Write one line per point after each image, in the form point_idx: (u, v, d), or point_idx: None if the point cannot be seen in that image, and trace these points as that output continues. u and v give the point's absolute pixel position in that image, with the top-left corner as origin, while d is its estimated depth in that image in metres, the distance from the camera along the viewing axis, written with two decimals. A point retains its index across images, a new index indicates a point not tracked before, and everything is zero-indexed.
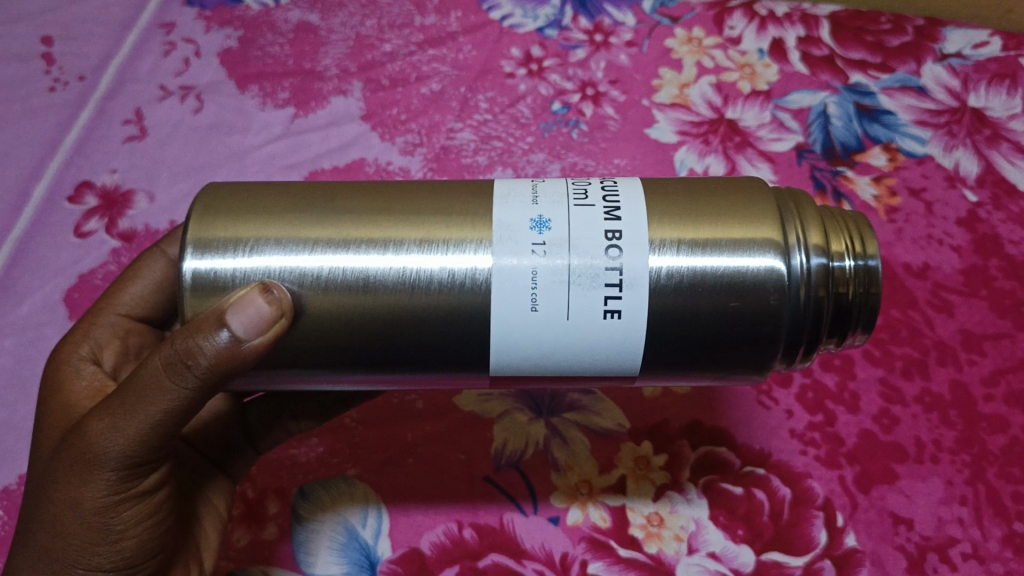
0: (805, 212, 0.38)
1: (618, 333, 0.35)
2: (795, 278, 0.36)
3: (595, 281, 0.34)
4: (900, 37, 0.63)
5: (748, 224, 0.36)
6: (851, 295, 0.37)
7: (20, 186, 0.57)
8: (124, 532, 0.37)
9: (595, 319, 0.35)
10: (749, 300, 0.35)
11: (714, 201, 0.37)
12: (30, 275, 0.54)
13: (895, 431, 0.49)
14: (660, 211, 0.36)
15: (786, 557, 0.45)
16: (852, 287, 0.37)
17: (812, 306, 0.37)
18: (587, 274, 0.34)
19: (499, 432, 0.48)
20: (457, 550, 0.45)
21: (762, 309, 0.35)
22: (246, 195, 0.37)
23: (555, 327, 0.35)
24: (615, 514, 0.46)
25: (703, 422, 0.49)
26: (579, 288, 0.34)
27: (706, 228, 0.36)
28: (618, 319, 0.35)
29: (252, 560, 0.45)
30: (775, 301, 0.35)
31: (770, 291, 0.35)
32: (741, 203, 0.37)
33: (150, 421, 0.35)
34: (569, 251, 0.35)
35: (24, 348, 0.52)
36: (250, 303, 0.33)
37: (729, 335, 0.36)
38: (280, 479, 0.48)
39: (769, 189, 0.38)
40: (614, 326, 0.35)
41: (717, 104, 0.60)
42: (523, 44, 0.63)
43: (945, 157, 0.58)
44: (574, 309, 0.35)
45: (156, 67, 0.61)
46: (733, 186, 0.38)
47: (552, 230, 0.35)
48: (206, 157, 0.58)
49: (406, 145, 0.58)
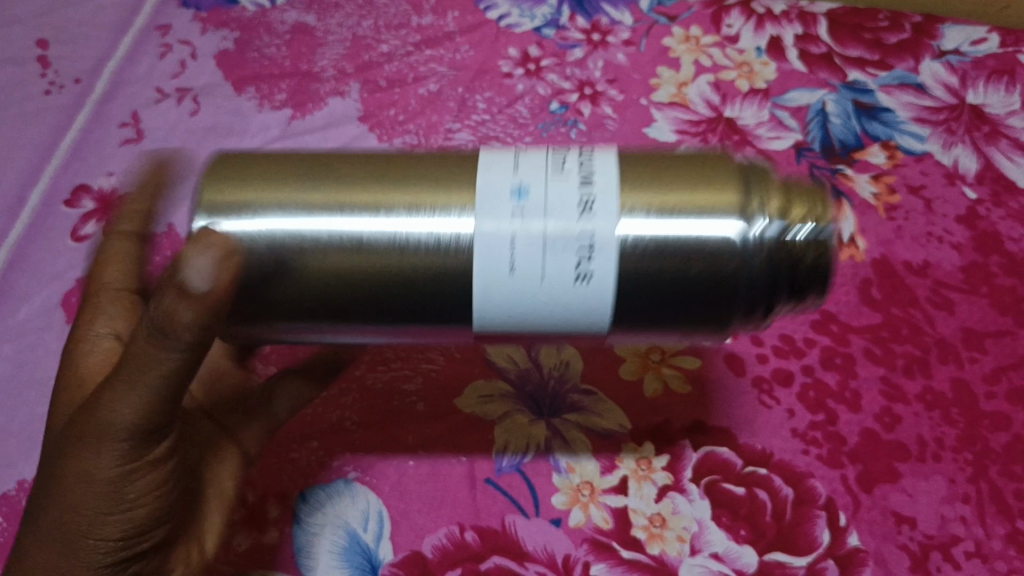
0: (761, 179, 0.36)
1: (590, 301, 0.34)
2: (749, 243, 0.34)
3: (568, 247, 0.33)
4: (898, 34, 0.63)
5: (710, 189, 0.34)
6: (804, 263, 0.35)
7: (16, 191, 0.56)
8: (135, 499, 0.37)
9: (562, 284, 0.33)
10: (704, 267, 0.34)
11: (672, 173, 0.35)
12: (27, 280, 0.53)
13: (897, 429, 0.48)
14: (633, 179, 0.35)
15: (789, 557, 0.45)
16: (805, 254, 0.35)
17: (767, 275, 0.35)
18: (560, 241, 0.33)
19: (500, 433, 0.48)
20: (459, 553, 0.45)
21: (727, 279, 0.34)
22: (243, 157, 0.37)
23: (531, 291, 0.34)
24: (617, 515, 0.46)
25: (707, 422, 0.49)
26: (552, 251, 0.33)
27: (670, 196, 0.34)
28: (590, 284, 0.33)
29: (253, 564, 0.45)
30: (732, 268, 0.34)
31: (731, 259, 0.34)
32: (695, 173, 0.35)
33: (154, 383, 0.35)
34: (545, 215, 0.33)
35: (21, 354, 0.51)
36: (198, 251, 0.33)
37: (692, 300, 0.35)
38: (280, 482, 0.47)
39: (736, 165, 0.36)
40: (586, 291, 0.34)
41: (715, 102, 0.60)
42: (521, 44, 0.63)
43: (944, 155, 0.58)
44: (548, 273, 0.33)
45: (152, 69, 0.61)
46: (697, 158, 0.36)
47: (530, 198, 0.34)
48: (204, 159, 0.58)
49: (404, 146, 0.58)
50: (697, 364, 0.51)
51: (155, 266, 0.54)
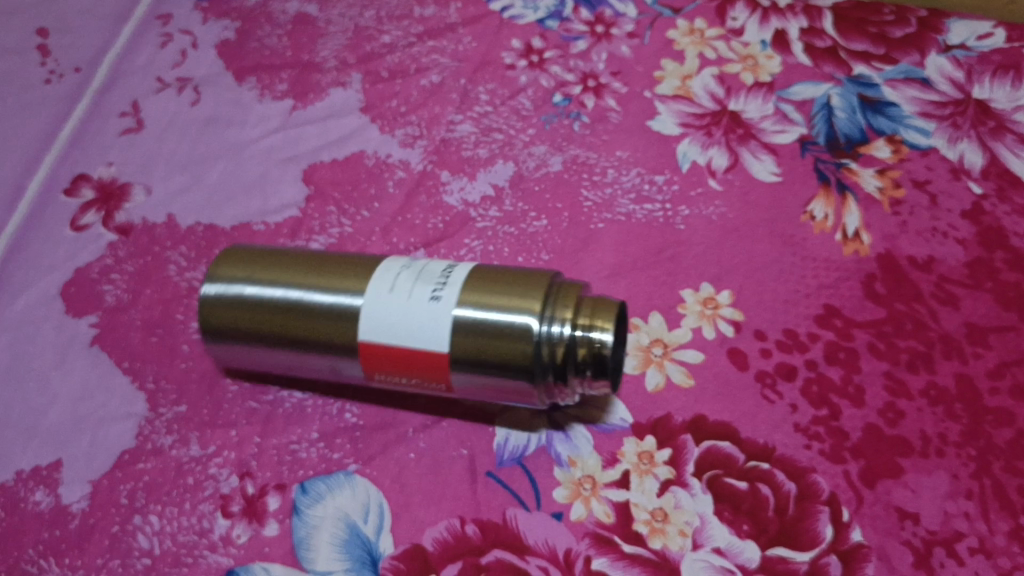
0: (574, 296, 0.43)
1: (430, 312, 0.42)
2: (549, 339, 0.42)
3: (424, 278, 0.43)
4: (903, 28, 0.63)
5: (488, 299, 0.42)
6: (581, 352, 0.42)
7: (15, 179, 0.56)
8: None
9: (420, 302, 0.42)
10: (486, 342, 0.42)
11: (494, 284, 0.43)
12: (26, 269, 0.53)
13: (900, 424, 0.48)
14: (338, 267, 0.45)
15: (791, 552, 0.45)
16: (592, 346, 0.42)
17: (567, 340, 0.42)
18: (425, 275, 0.43)
19: (500, 429, 0.48)
20: (459, 546, 0.45)
21: (514, 353, 0.42)
22: None
23: (373, 309, 0.43)
24: (619, 509, 0.46)
25: (707, 418, 0.48)
26: (421, 277, 0.43)
27: (468, 290, 0.43)
28: (434, 302, 0.42)
29: (251, 555, 0.45)
30: (515, 349, 0.42)
31: (522, 342, 0.42)
32: (516, 286, 0.43)
33: None
34: (424, 274, 0.43)
35: (19, 343, 0.50)
36: None
37: (461, 368, 0.43)
38: (279, 474, 0.47)
39: (544, 285, 0.43)
40: (430, 306, 0.42)
41: (719, 96, 0.60)
42: (524, 35, 0.62)
43: (949, 149, 0.57)
44: (413, 294, 0.42)
45: (152, 58, 0.61)
46: (521, 275, 0.44)
47: (420, 274, 0.43)
48: (205, 148, 0.57)
49: (405, 138, 0.58)
50: (699, 360, 0.50)
51: (155, 256, 0.53)
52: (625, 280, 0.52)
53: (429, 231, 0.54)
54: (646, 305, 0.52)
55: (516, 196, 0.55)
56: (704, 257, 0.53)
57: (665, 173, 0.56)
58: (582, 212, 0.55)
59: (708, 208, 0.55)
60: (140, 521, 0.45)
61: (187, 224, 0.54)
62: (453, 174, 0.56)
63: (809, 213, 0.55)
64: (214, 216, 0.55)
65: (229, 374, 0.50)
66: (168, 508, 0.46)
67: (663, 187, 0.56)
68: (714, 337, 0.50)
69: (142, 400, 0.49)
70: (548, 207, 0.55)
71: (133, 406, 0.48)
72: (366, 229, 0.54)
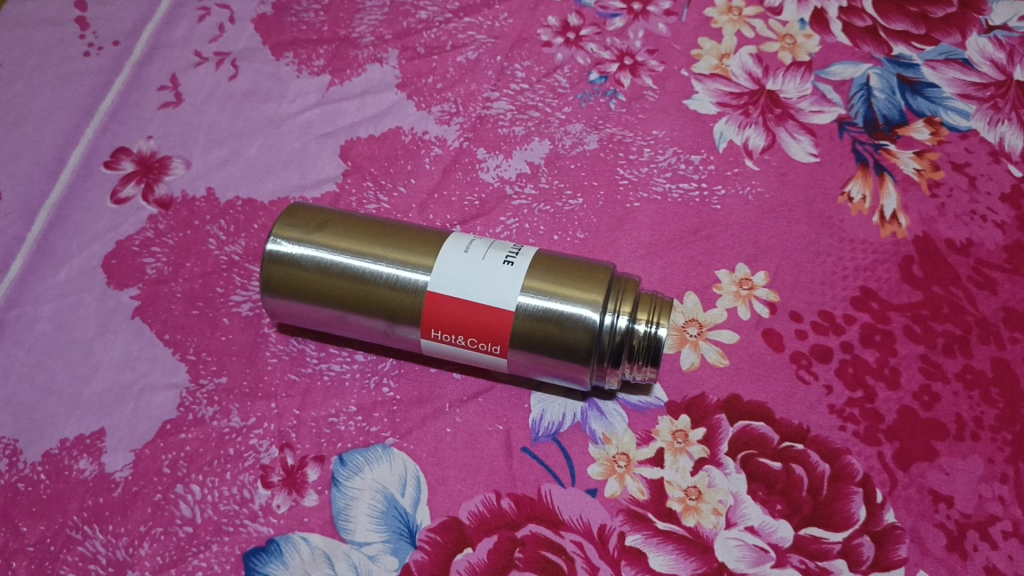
0: (632, 289, 0.46)
1: (506, 273, 0.44)
2: (606, 326, 0.44)
3: (500, 247, 0.46)
4: (945, 8, 0.62)
5: (552, 283, 0.44)
6: (637, 340, 0.45)
7: (56, 151, 0.56)
8: None
9: (495, 264, 0.45)
10: (551, 328, 0.44)
11: (558, 273, 0.45)
12: (68, 241, 0.53)
13: (935, 408, 0.48)
14: (410, 236, 0.47)
15: (824, 533, 0.45)
16: (648, 337, 0.44)
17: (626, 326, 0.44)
18: (501, 246, 0.46)
19: (536, 405, 0.49)
20: (495, 519, 0.45)
21: (570, 337, 0.44)
22: None
23: (450, 267, 0.45)
24: (653, 486, 0.46)
25: (741, 398, 0.48)
26: (494, 246, 0.46)
27: (535, 277, 0.44)
28: (510, 265, 0.45)
29: (290, 524, 0.45)
30: (578, 337, 0.44)
31: (582, 327, 0.44)
32: (578, 277, 0.45)
33: None
34: (499, 245, 0.46)
35: (63, 313, 0.51)
36: None
37: (521, 348, 0.44)
38: (318, 446, 0.47)
39: (606, 275, 0.46)
40: (506, 269, 0.45)
41: (757, 75, 0.59)
42: (561, 12, 0.62)
43: (989, 132, 0.57)
44: (489, 257, 0.45)
45: (190, 33, 0.61)
46: (584, 265, 0.46)
47: (494, 243, 0.46)
48: (244, 124, 0.58)
49: (441, 114, 0.58)
50: (734, 340, 0.50)
51: (194, 230, 0.54)
52: (661, 259, 0.52)
53: (465, 208, 0.54)
54: (682, 285, 0.52)
55: (552, 173, 0.55)
56: (741, 237, 0.53)
57: (702, 153, 0.56)
58: (619, 190, 0.55)
59: (745, 188, 0.55)
60: (181, 490, 0.46)
61: (227, 198, 0.55)
62: (489, 152, 0.56)
63: (846, 195, 0.55)
64: (253, 191, 0.55)
65: (269, 346, 0.50)
66: (209, 477, 0.47)
67: (700, 167, 0.56)
68: (750, 317, 0.50)
69: (183, 371, 0.49)
70: (584, 185, 0.55)
71: (175, 376, 0.49)
72: (403, 205, 0.55)
